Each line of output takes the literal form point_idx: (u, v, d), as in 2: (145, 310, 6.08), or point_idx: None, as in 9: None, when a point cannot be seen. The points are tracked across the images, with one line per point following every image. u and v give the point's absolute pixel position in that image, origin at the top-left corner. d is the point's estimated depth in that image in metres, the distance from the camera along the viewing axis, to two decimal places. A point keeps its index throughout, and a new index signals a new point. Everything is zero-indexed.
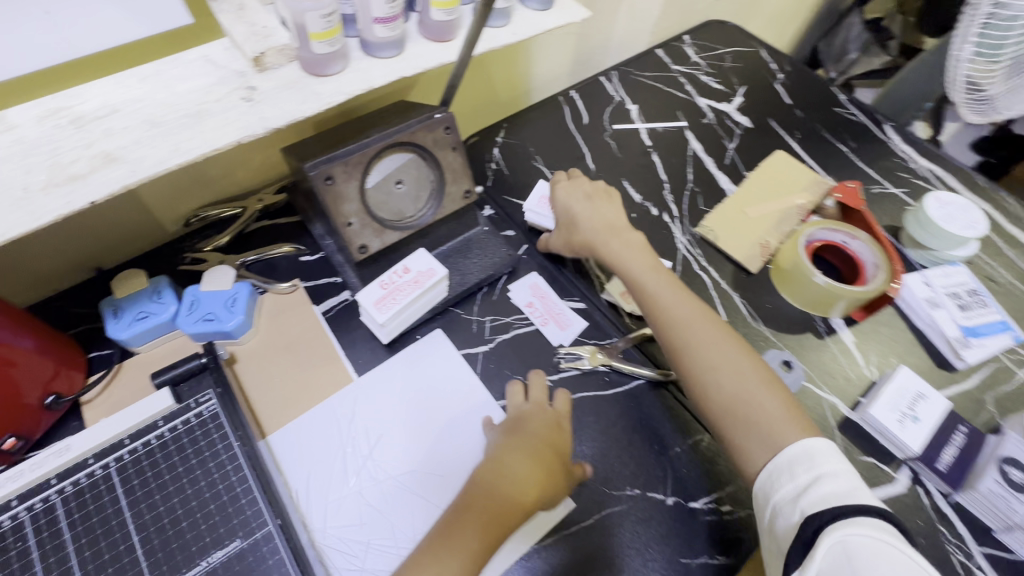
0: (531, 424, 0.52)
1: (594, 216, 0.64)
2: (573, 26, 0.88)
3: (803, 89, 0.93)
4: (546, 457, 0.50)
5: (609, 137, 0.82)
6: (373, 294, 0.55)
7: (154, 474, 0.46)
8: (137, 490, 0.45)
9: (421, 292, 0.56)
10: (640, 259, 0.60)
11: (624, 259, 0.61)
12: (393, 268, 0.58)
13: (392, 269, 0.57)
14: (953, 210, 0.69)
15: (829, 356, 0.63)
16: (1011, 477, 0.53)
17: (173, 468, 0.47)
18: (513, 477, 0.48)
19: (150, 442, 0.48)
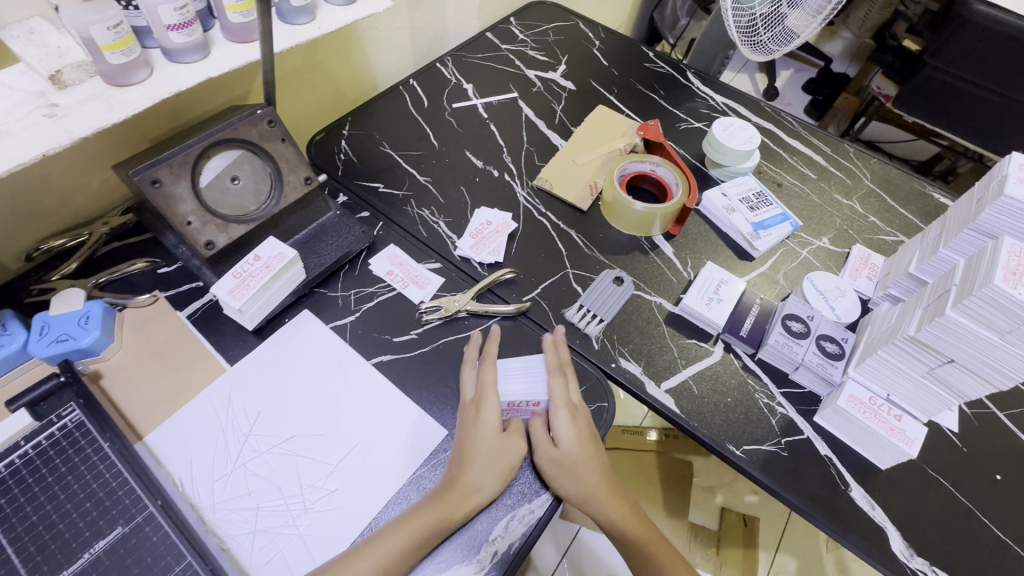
0: (483, 424, 0.56)
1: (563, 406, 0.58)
2: (401, 20, 0.95)
3: (617, 51, 1.06)
4: (503, 462, 0.55)
5: (450, 115, 0.90)
6: (228, 284, 0.59)
7: (22, 489, 0.48)
8: (5, 508, 0.47)
9: (274, 275, 0.61)
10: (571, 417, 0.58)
11: (580, 481, 0.56)
12: (244, 259, 0.62)
13: (244, 260, 0.62)
14: (734, 131, 0.84)
15: (655, 267, 0.75)
16: (791, 328, 0.66)
17: (42, 481, 0.48)
18: (478, 475, 0.53)
19: (13, 463, 0.48)
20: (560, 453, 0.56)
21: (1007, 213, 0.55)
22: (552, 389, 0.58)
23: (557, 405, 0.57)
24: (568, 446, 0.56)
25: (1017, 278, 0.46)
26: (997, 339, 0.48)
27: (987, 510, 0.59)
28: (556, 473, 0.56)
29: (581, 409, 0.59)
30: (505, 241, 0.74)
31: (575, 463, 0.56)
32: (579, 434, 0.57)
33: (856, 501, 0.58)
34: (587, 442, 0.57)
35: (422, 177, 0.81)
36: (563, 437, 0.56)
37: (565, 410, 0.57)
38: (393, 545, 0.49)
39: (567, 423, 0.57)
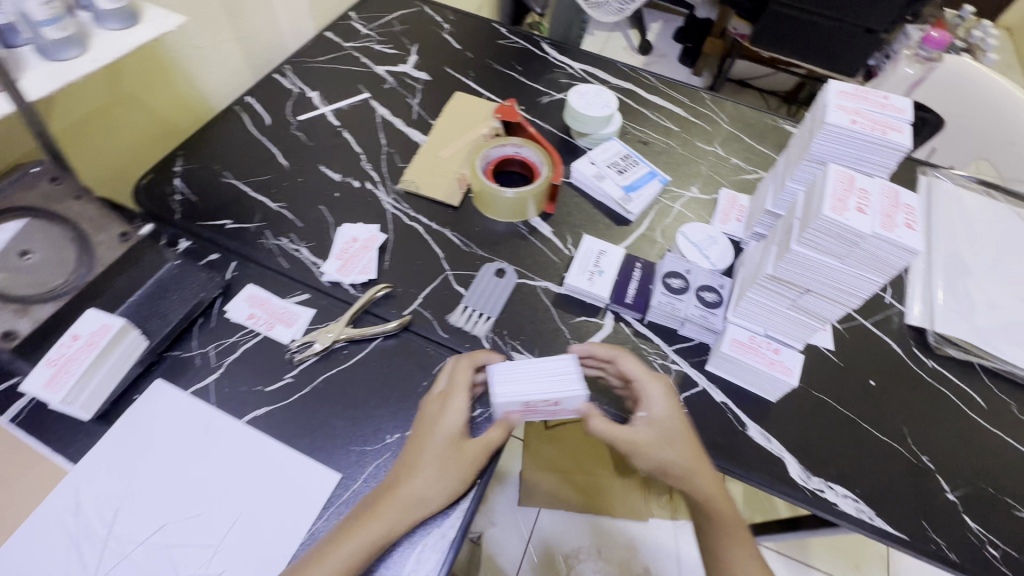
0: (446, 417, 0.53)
1: (654, 388, 0.57)
2: (220, 32, 0.85)
3: (468, 33, 1.02)
4: (472, 450, 0.53)
5: (297, 129, 0.83)
6: (42, 376, 0.51)
7: None
8: None
9: (100, 353, 0.52)
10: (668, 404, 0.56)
11: (683, 454, 0.54)
12: (62, 340, 0.53)
13: (61, 342, 0.53)
14: (590, 98, 0.83)
15: (536, 250, 0.73)
16: (671, 285, 0.67)
17: None
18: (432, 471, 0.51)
19: None
20: (658, 426, 0.55)
21: (833, 140, 0.58)
22: (630, 365, 0.58)
23: (645, 377, 0.57)
24: (662, 417, 0.55)
25: (844, 205, 0.49)
26: (839, 264, 0.50)
27: (868, 416, 0.63)
28: (657, 449, 0.54)
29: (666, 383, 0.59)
30: (376, 256, 0.69)
31: (672, 436, 0.55)
32: (672, 404, 0.56)
33: (756, 440, 0.60)
34: (678, 411, 0.56)
35: (275, 203, 0.74)
36: (659, 405, 0.56)
37: (654, 381, 0.57)
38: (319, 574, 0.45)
39: (660, 396, 0.56)
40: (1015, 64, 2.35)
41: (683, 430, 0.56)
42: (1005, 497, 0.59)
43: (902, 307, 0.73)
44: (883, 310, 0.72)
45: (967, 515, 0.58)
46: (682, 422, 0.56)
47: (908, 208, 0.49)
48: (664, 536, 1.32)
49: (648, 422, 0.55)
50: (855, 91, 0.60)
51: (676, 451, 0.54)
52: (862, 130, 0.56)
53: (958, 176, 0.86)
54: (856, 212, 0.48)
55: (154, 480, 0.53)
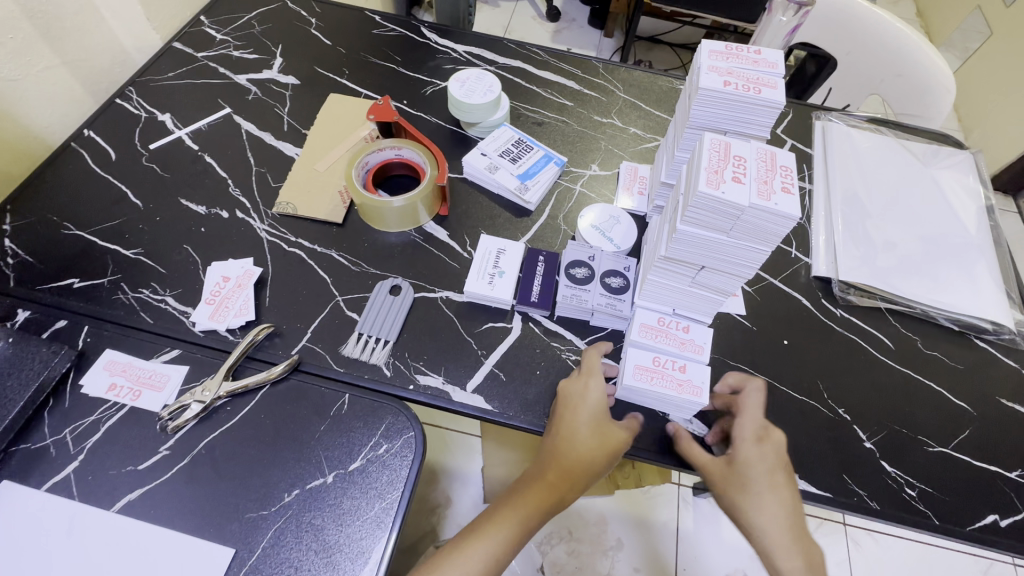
0: (587, 396, 0.56)
1: (746, 421, 0.55)
2: (40, 60, 0.74)
3: (338, 25, 0.93)
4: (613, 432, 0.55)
5: (150, 160, 0.74)
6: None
7: None
8: None
9: None
10: (749, 437, 0.54)
11: (747, 495, 0.52)
12: None
13: None
14: (472, 84, 0.78)
15: (434, 259, 0.68)
16: (575, 276, 0.64)
17: None
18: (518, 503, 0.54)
19: None
20: (736, 460, 0.53)
21: (709, 105, 0.55)
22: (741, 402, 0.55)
23: (748, 414, 0.54)
24: (744, 450, 0.53)
25: (719, 177, 0.46)
26: (727, 238, 0.48)
27: (784, 377, 0.63)
28: (727, 482, 0.53)
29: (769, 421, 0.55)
30: (253, 293, 0.62)
31: (746, 472, 0.52)
32: (765, 448, 0.53)
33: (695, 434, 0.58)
34: (772, 450, 0.53)
35: (130, 250, 0.65)
36: (748, 443, 0.53)
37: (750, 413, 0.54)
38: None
39: (749, 431, 0.54)
40: None
41: (768, 474, 0.52)
42: (918, 435, 0.60)
43: (808, 260, 0.72)
44: (791, 266, 0.72)
45: (885, 461, 0.58)
46: (772, 467, 0.53)
47: (785, 169, 0.48)
48: (633, 505, 1.33)
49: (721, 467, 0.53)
50: (726, 49, 0.57)
51: (758, 498, 0.51)
52: (736, 91, 0.53)
53: (849, 117, 0.86)
54: (733, 183, 0.46)
55: None
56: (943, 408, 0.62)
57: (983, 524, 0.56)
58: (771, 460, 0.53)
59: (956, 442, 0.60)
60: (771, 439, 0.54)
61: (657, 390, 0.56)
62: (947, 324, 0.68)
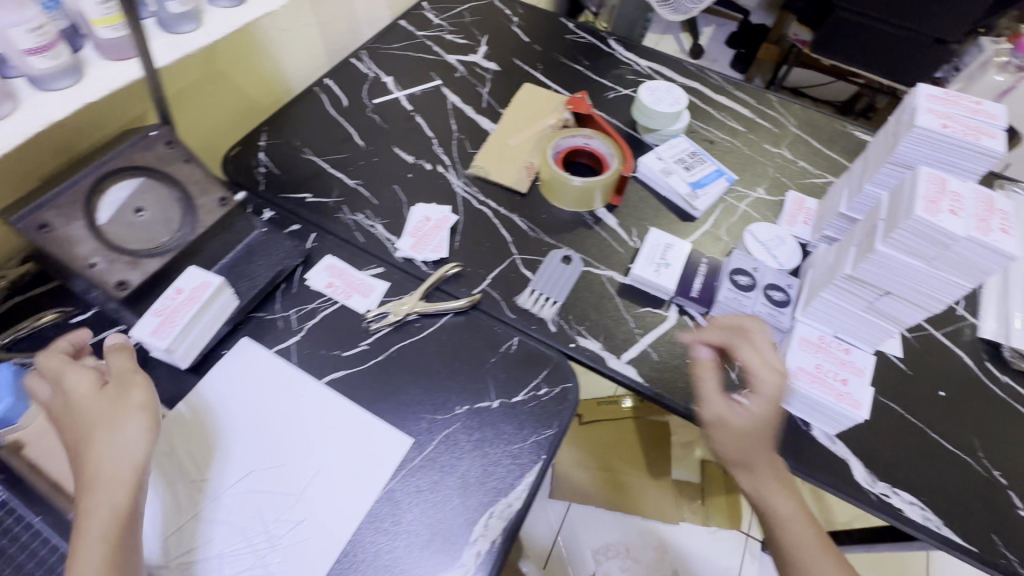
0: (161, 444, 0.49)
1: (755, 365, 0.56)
2: (306, 17, 0.89)
3: (536, 26, 1.04)
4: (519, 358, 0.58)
5: (372, 112, 0.86)
6: (149, 325, 0.55)
7: None
8: None
9: (200, 306, 0.57)
10: (768, 385, 0.55)
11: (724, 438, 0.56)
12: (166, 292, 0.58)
13: (165, 294, 0.58)
14: (660, 94, 0.84)
15: (600, 240, 0.74)
16: (738, 282, 0.67)
17: None
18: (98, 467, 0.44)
19: None
20: (743, 409, 0.55)
21: (921, 143, 0.57)
22: (747, 354, 0.56)
23: (761, 368, 0.55)
24: (761, 385, 0.55)
25: (936, 207, 0.48)
26: (926, 267, 0.50)
27: (937, 426, 0.62)
28: (722, 430, 0.56)
29: (774, 358, 0.57)
30: (447, 236, 0.71)
31: (749, 431, 0.55)
32: (772, 403, 0.55)
33: (835, 454, 0.59)
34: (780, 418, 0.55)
35: (351, 181, 0.77)
36: (764, 403, 0.55)
37: (770, 372, 0.55)
38: (103, 531, 0.42)
39: (749, 355, 0.56)
40: None
41: (752, 423, 0.55)
42: None
43: (975, 320, 0.71)
44: (955, 322, 0.71)
45: None
46: (773, 409, 0.55)
47: (1004, 214, 0.49)
48: (694, 541, 1.30)
49: (734, 423, 0.55)
50: (945, 95, 0.59)
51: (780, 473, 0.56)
52: (953, 134, 0.55)
53: None
54: (949, 215, 0.48)
55: (238, 430, 0.56)
56: None
57: None
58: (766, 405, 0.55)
59: None
60: (783, 374, 0.56)
61: (811, 389, 0.58)
62: None
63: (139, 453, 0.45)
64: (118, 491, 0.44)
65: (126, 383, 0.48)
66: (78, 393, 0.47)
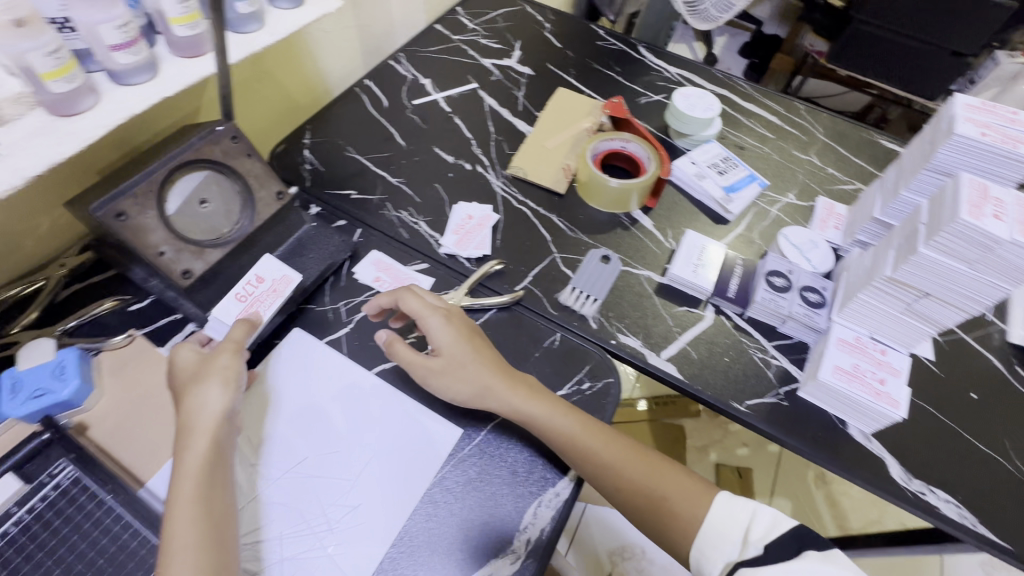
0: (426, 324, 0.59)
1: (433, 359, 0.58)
2: (348, 19, 0.92)
3: (568, 33, 1.06)
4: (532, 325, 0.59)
5: (411, 113, 0.88)
6: (234, 310, 0.58)
7: (38, 545, 0.46)
8: (22, 567, 0.45)
9: (281, 299, 0.61)
10: (467, 374, 0.57)
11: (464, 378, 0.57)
12: (243, 277, 0.61)
13: (243, 279, 0.61)
14: (694, 100, 0.86)
15: (637, 240, 0.76)
16: (774, 283, 0.69)
17: (58, 533, 0.46)
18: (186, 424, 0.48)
19: (24, 521, 0.46)
20: (444, 356, 0.58)
21: (959, 151, 0.59)
22: (409, 303, 0.59)
23: (425, 313, 0.59)
24: (447, 346, 0.58)
25: (980, 211, 0.50)
26: (968, 269, 0.52)
27: (969, 428, 0.64)
28: (445, 374, 0.57)
29: (433, 324, 0.59)
30: (489, 234, 0.73)
31: (457, 363, 0.57)
32: (451, 330, 0.59)
33: (871, 452, 0.61)
34: (461, 336, 0.58)
35: (394, 179, 0.79)
36: (441, 345, 0.58)
37: (431, 313, 0.59)
38: (193, 479, 0.46)
39: (439, 325, 0.59)
40: None
41: (460, 345, 0.58)
42: None
43: (1003, 326, 0.73)
44: (984, 327, 0.73)
45: None
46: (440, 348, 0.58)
47: None
48: None
49: (426, 368, 0.57)
50: (982, 105, 0.61)
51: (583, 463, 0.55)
52: (991, 142, 0.57)
53: None
54: (993, 219, 0.49)
55: (294, 417, 0.58)
56: None
57: None
58: (434, 324, 0.59)
59: None
60: (453, 317, 0.60)
61: (851, 388, 0.59)
62: None
63: (219, 407, 0.50)
64: (207, 441, 0.48)
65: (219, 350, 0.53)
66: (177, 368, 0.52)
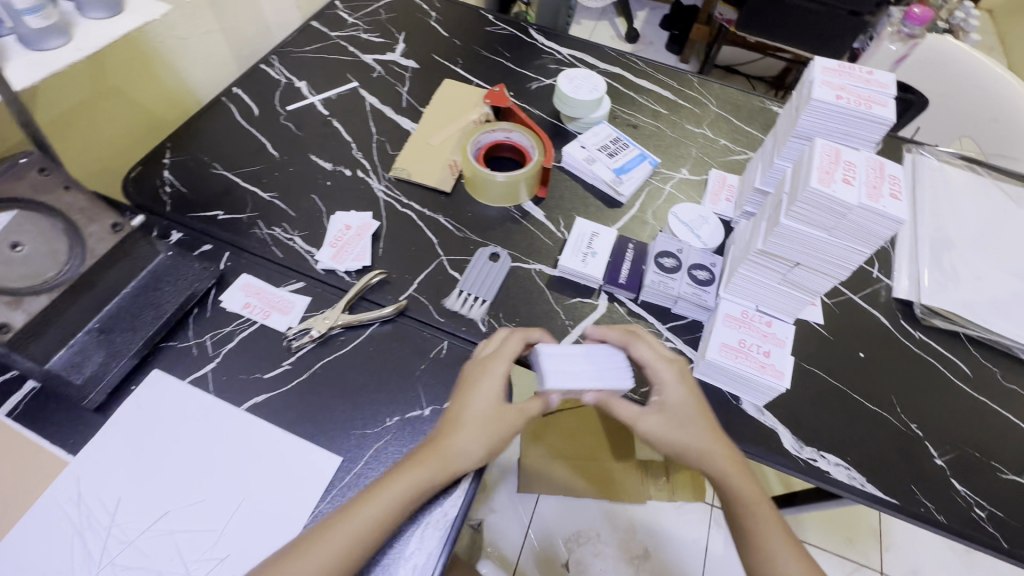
0: (479, 389, 0.54)
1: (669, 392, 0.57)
2: (206, 23, 0.84)
3: (454, 20, 1.01)
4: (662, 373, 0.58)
5: (285, 119, 0.83)
6: (236, 300, 0.64)
7: None
8: None
9: (258, 321, 0.63)
10: (701, 421, 0.56)
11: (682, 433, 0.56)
12: (280, 290, 0.65)
13: (275, 293, 0.65)
14: (579, 82, 0.84)
15: (529, 234, 0.74)
16: (664, 264, 0.68)
17: None
18: (346, 524, 0.47)
19: None
20: (666, 410, 0.56)
21: (818, 116, 0.59)
22: (641, 351, 0.58)
23: (629, 342, 0.58)
24: (674, 400, 0.57)
25: (830, 177, 0.50)
26: (828, 236, 0.51)
27: (857, 387, 0.65)
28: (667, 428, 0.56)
29: (669, 390, 0.57)
30: (370, 243, 0.69)
31: (682, 413, 0.56)
32: (686, 390, 0.57)
33: (764, 425, 0.61)
34: (695, 398, 0.57)
35: (266, 193, 0.74)
36: (677, 395, 0.57)
37: (667, 366, 0.58)
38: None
39: (671, 375, 0.58)
40: (997, 44, 2.27)
41: (667, 428, 0.56)
42: (990, 460, 0.61)
43: (889, 281, 0.74)
44: (872, 284, 0.74)
45: (955, 479, 0.59)
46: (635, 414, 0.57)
47: (893, 178, 0.51)
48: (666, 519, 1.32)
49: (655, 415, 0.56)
50: (839, 67, 0.61)
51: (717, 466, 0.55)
52: (847, 105, 0.57)
53: (941, 152, 0.87)
54: (842, 184, 0.49)
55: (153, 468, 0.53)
56: (1019, 441, 0.63)
57: None
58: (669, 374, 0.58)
59: None
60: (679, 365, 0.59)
61: (735, 364, 0.59)
62: None
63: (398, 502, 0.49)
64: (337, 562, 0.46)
65: (478, 377, 0.55)
66: (487, 397, 0.54)
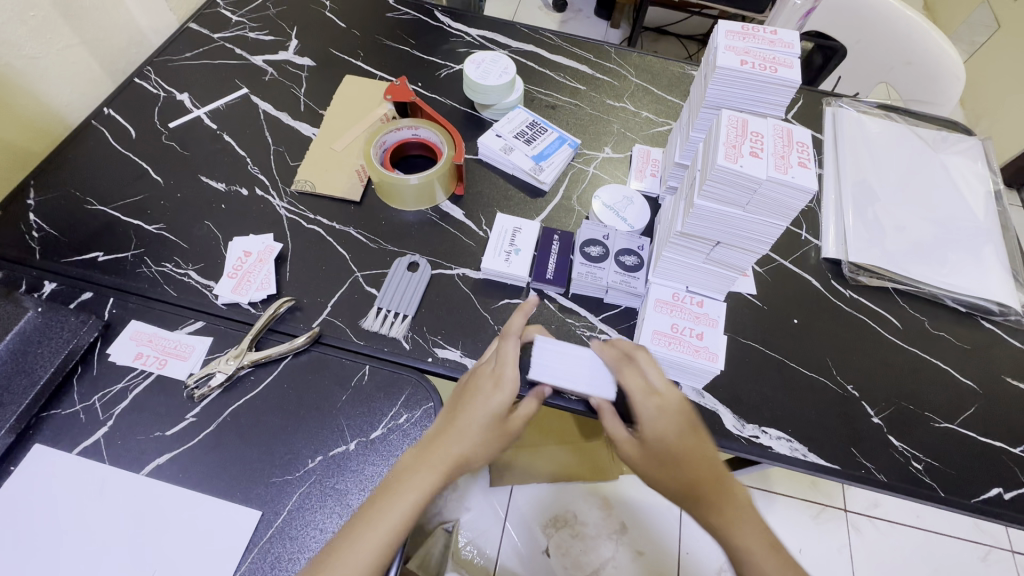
0: (487, 400, 0.51)
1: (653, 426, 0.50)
2: (61, 37, 0.74)
3: (352, 7, 0.94)
4: (653, 405, 0.51)
5: (168, 139, 0.75)
6: (127, 350, 0.57)
7: None
8: None
9: (151, 376, 0.56)
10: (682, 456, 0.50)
11: (673, 472, 0.50)
12: (176, 335, 0.59)
13: (171, 338, 0.58)
14: (487, 66, 0.79)
15: (450, 237, 0.69)
16: (590, 253, 0.65)
17: None
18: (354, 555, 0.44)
19: None
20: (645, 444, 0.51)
21: (725, 84, 0.56)
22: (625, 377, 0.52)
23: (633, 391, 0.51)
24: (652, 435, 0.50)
25: (737, 151, 0.47)
26: (743, 213, 0.49)
27: (794, 355, 0.64)
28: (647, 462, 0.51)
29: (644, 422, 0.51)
30: (274, 269, 0.63)
31: (665, 451, 0.50)
32: (668, 423, 0.50)
33: (704, 408, 0.59)
34: (677, 431, 0.50)
35: (152, 226, 0.66)
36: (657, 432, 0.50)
37: (646, 400, 0.51)
38: None
39: (650, 411, 0.51)
40: None
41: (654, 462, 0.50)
42: (924, 412, 0.62)
43: (818, 242, 0.74)
44: (801, 247, 0.73)
45: (892, 436, 0.60)
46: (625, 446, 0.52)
47: (801, 145, 0.49)
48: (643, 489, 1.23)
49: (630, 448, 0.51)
50: (743, 30, 0.58)
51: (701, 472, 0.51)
52: (753, 70, 0.54)
53: (859, 104, 0.87)
54: (750, 157, 0.47)
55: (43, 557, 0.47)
56: (950, 387, 0.64)
57: (986, 497, 0.57)
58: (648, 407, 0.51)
59: (962, 419, 0.62)
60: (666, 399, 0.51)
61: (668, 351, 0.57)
62: (953, 305, 0.69)
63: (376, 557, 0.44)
64: None
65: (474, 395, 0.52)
66: (491, 406, 0.51)
